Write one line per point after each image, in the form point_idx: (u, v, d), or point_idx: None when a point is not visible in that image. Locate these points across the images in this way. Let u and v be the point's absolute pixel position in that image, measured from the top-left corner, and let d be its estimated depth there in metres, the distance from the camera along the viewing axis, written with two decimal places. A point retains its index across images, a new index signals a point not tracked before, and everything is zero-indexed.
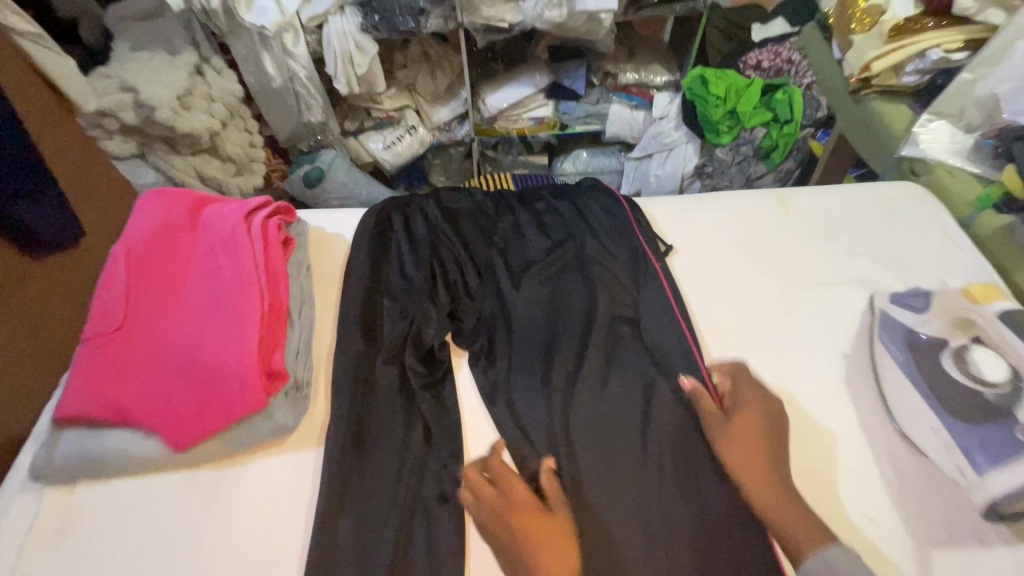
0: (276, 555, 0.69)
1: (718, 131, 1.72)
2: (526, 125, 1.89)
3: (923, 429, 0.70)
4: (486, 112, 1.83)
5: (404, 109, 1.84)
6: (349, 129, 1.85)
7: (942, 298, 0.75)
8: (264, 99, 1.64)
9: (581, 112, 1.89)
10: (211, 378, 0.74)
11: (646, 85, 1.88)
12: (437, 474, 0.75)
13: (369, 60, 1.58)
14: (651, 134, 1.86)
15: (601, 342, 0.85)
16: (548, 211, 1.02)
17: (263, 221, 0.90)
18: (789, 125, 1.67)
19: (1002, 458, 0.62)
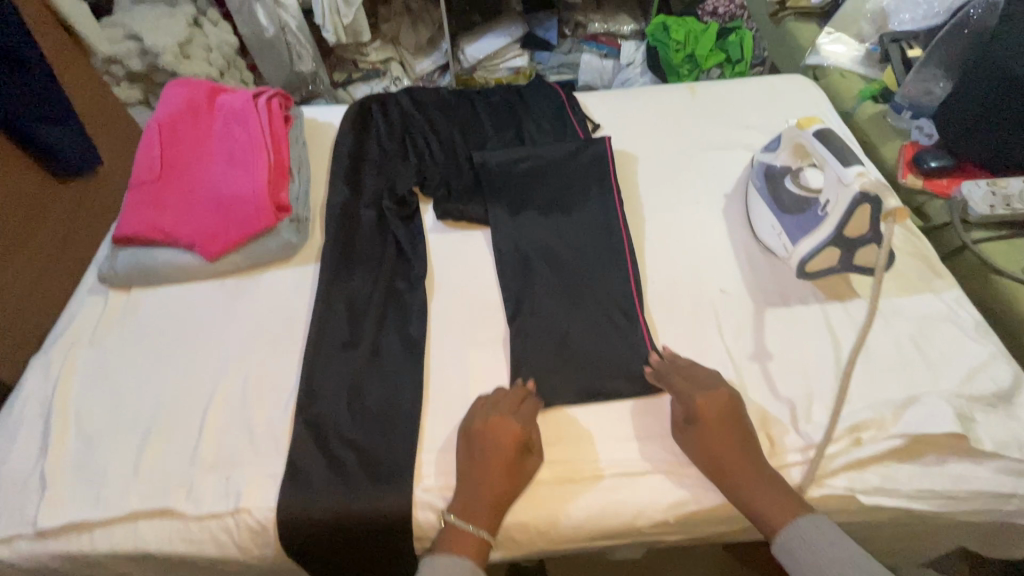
0: (286, 326, 0.90)
1: (679, 75, 1.90)
2: (504, 76, 2.06)
3: (768, 228, 0.92)
4: (465, 62, 2.01)
5: (389, 61, 2.04)
6: (338, 81, 2.03)
7: (788, 134, 0.93)
8: (256, 48, 1.79)
9: (555, 62, 2.07)
10: (234, 206, 0.96)
11: (614, 35, 2.07)
12: (405, 278, 0.95)
13: (354, 11, 1.77)
14: (620, 80, 2.05)
15: (540, 187, 1.06)
16: (500, 102, 1.25)
17: (266, 101, 1.11)
18: (741, 64, 1.88)
19: (810, 231, 0.85)
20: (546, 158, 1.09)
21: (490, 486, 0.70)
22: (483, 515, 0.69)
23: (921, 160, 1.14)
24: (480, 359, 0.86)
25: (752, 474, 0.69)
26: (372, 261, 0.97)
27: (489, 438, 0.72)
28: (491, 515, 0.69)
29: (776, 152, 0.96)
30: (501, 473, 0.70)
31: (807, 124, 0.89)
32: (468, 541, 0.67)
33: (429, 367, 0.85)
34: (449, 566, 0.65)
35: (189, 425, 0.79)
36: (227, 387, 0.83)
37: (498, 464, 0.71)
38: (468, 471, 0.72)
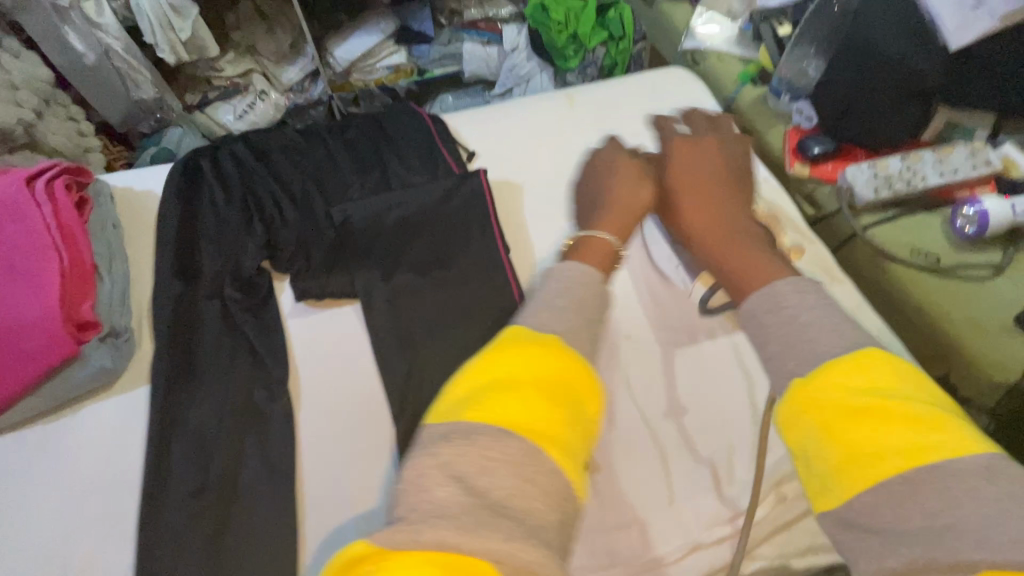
0: (115, 479, 0.72)
1: (565, 56, 1.77)
2: (382, 76, 1.84)
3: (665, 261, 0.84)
4: (338, 65, 1.76)
5: (249, 73, 1.75)
6: (192, 103, 1.72)
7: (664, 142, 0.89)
8: (83, 82, 1.46)
9: (435, 54, 1.85)
10: (17, 337, 0.74)
11: (493, 19, 1.84)
12: (266, 384, 0.79)
13: (191, 23, 1.44)
14: (507, 67, 1.85)
15: (414, 241, 0.92)
16: (358, 137, 1.08)
17: (49, 183, 0.87)
18: (624, 40, 1.78)
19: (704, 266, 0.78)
20: (417, 204, 0.95)
21: (623, 201, 0.78)
22: (616, 225, 0.76)
23: (806, 147, 1.11)
24: (368, 470, 0.73)
25: (712, 222, 0.72)
26: (219, 370, 0.80)
27: (620, 194, 0.78)
28: (625, 222, 0.76)
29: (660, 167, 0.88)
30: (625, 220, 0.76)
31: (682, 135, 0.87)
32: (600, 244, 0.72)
33: (304, 497, 0.72)
34: (575, 276, 0.61)
35: None
36: None
37: (630, 206, 0.77)
38: (607, 208, 0.78)
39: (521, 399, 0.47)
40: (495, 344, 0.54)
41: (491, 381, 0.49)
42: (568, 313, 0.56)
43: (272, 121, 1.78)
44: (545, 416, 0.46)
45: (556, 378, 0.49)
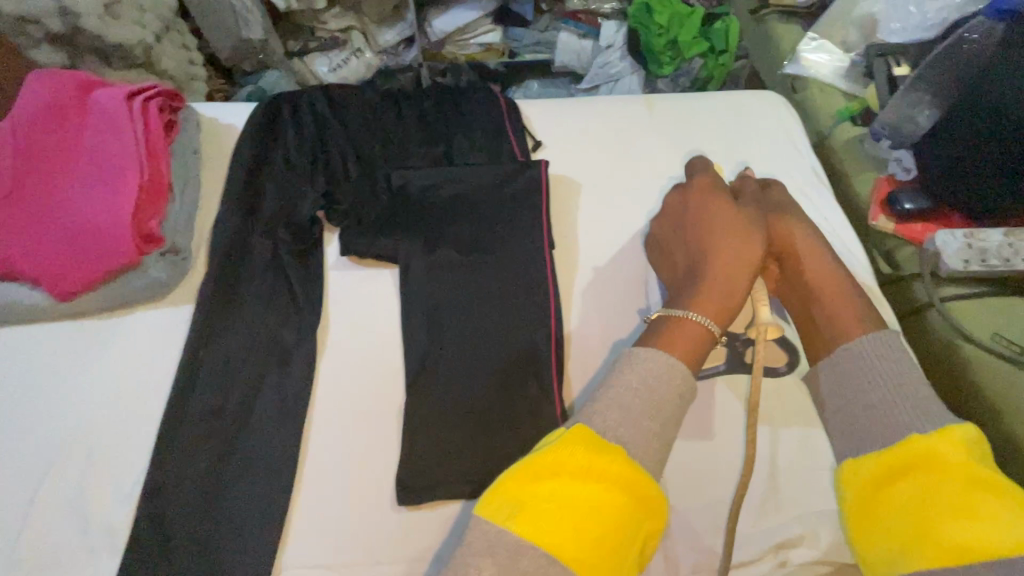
0: (147, 383, 0.77)
1: (660, 63, 1.66)
2: (475, 52, 1.85)
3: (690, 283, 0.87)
4: (434, 35, 1.79)
5: (349, 29, 1.79)
6: (293, 50, 1.78)
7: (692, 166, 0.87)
8: (203, 14, 1.57)
9: (530, 39, 1.85)
10: (90, 237, 0.81)
11: (595, 13, 1.80)
12: (297, 326, 0.82)
13: None
14: (599, 64, 1.79)
15: (463, 220, 0.92)
16: (432, 107, 1.09)
17: (146, 102, 0.94)
18: (725, 56, 1.67)
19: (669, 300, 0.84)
20: (475, 186, 0.96)
21: (720, 272, 0.68)
22: (717, 308, 0.66)
23: (895, 201, 1.02)
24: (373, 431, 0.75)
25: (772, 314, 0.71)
26: (258, 305, 0.84)
27: (733, 249, 0.70)
28: (716, 306, 0.67)
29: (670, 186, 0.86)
30: (719, 297, 0.67)
31: (707, 164, 0.84)
32: (691, 329, 0.64)
33: (307, 440, 0.74)
34: (653, 368, 0.61)
35: (14, 513, 0.67)
36: (64, 463, 0.71)
37: (731, 270, 0.68)
38: (705, 270, 0.69)
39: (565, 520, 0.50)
40: (547, 442, 0.56)
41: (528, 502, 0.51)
42: (645, 412, 0.58)
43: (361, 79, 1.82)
44: (587, 530, 0.51)
45: (612, 495, 0.52)
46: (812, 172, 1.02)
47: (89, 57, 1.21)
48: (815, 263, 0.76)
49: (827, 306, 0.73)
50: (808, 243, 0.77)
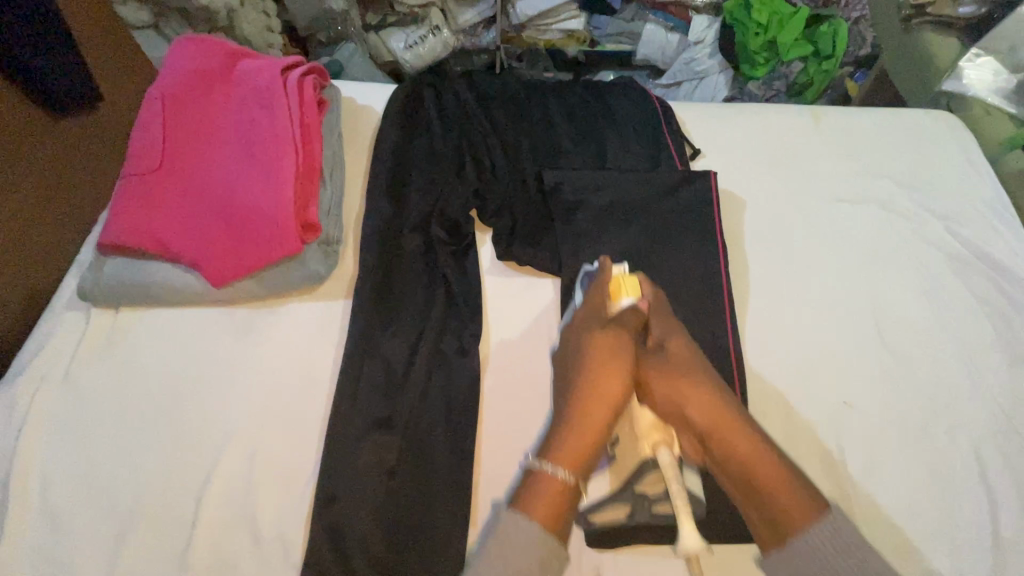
0: (306, 382, 0.73)
1: (754, 63, 1.54)
2: (553, 39, 1.63)
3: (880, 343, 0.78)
4: (515, 18, 1.57)
5: (429, 4, 1.56)
6: (371, 23, 1.60)
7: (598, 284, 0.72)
8: None
9: (614, 29, 1.61)
10: (250, 222, 0.77)
11: (687, 4, 1.58)
12: (457, 333, 0.78)
13: None
14: (683, 60, 1.60)
15: (625, 232, 0.86)
16: (579, 104, 1.02)
17: (299, 80, 0.89)
18: (829, 61, 1.52)
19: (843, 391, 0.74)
20: (633, 195, 0.89)
21: (587, 415, 0.61)
22: (575, 452, 0.58)
23: None
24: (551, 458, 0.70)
25: (739, 460, 0.60)
26: (415, 307, 0.79)
27: (598, 380, 0.63)
28: (585, 450, 0.59)
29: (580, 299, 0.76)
30: (590, 434, 0.60)
31: (619, 293, 0.70)
32: (553, 481, 0.56)
33: (479, 457, 0.70)
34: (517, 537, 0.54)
35: (181, 512, 0.64)
36: (227, 464, 0.67)
37: (598, 427, 0.60)
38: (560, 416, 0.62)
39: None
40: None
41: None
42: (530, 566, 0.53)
43: (438, 60, 1.63)
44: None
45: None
46: (1001, 203, 0.92)
47: (172, 18, 1.17)
48: (736, 437, 0.61)
49: (753, 489, 0.59)
50: (731, 427, 0.61)
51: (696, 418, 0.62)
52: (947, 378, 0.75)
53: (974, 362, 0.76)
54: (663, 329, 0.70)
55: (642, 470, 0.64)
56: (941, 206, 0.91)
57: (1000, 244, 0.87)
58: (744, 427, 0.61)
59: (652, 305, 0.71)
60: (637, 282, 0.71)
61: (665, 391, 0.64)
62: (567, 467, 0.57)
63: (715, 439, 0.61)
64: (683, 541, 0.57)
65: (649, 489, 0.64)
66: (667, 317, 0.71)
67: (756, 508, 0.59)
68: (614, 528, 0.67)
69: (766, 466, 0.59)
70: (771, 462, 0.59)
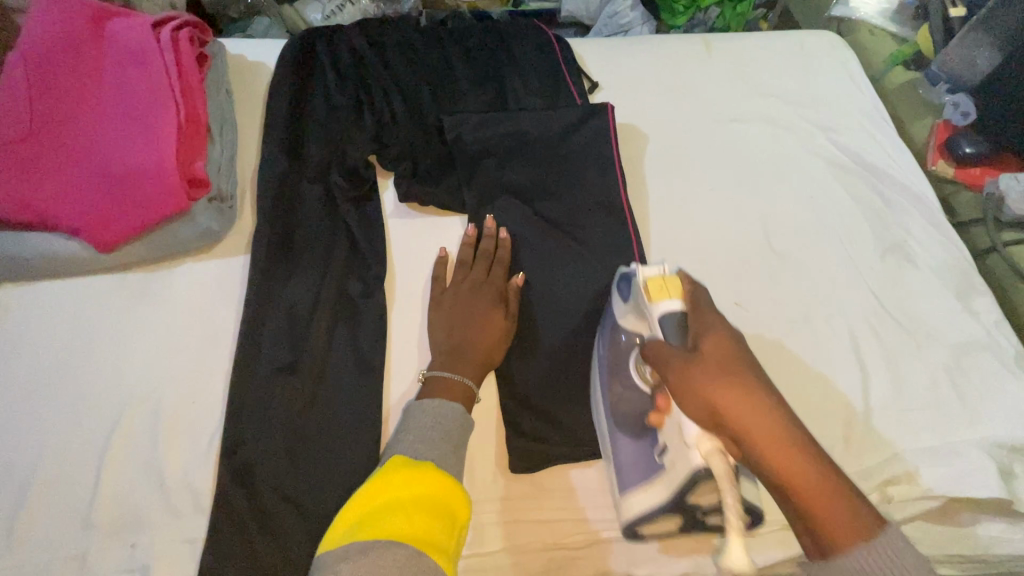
0: (207, 336, 0.73)
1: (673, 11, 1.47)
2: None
3: (766, 248, 0.83)
4: None
5: None
6: None
7: (634, 292, 0.61)
8: None
9: None
10: (129, 180, 0.74)
11: None
12: (361, 277, 0.78)
13: None
14: (606, 14, 1.50)
15: (525, 165, 0.87)
16: (477, 46, 1.01)
17: (174, 35, 0.86)
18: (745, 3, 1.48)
19: (736, 294, 0.78)
20: (534, 130, 0.88)
21: (473, 302, 0.73)
22: (472, 365, 0.68)
23: (955, 144, 1.01)
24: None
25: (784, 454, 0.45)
26: (317, 256, 0.79)
27: (480, 312, 0.72)
28: (476, 362, 0.69)
29: (625, 304, 0.63)
30: (486, 343, 0.70)
31: (656, 296, 0.57)
32: (453, 385, 0.66)
33: (388, 397, 0.71)
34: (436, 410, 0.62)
35: (82, 473, 0.63)
36: (129, 423, 0.66)
37: (487, 321, 0.72)
38: (455, 349, 0.69)
39: (409, 519, 0.48)
40: (376, 472, 0.55)
41: (374, 512, 0.50)
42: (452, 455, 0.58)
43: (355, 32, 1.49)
44: (434, 526, 0.49)
45: (441, 504, 0.51)
46: (879, 114, 0.98)
47: None
48: (767, 438, 0.46)
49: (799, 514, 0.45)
50: (746, 403, 0.47)
51: (729, 419, 0.47)
52: (827, 272, 0.80)
53: (853, 257, 0.82)
54: (697, 323, 0.54)
55: (690, 475, 0.54)
56: (823, 119, 0.96)
57: (875, 149, 0.93)
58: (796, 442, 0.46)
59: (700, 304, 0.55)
60: (679, 281, 0.58)
61: (682, 391, 0.50)
62: (472, 373, 0.68)
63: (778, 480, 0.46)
64: (729, 554, 0.48)
65: (703, 499, 0.58)
66: (713, 313, 0.54)
67: (785, 503, 0.46)
68: (527, 454, 0.68)
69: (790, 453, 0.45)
70: (813, 462, 0.45)
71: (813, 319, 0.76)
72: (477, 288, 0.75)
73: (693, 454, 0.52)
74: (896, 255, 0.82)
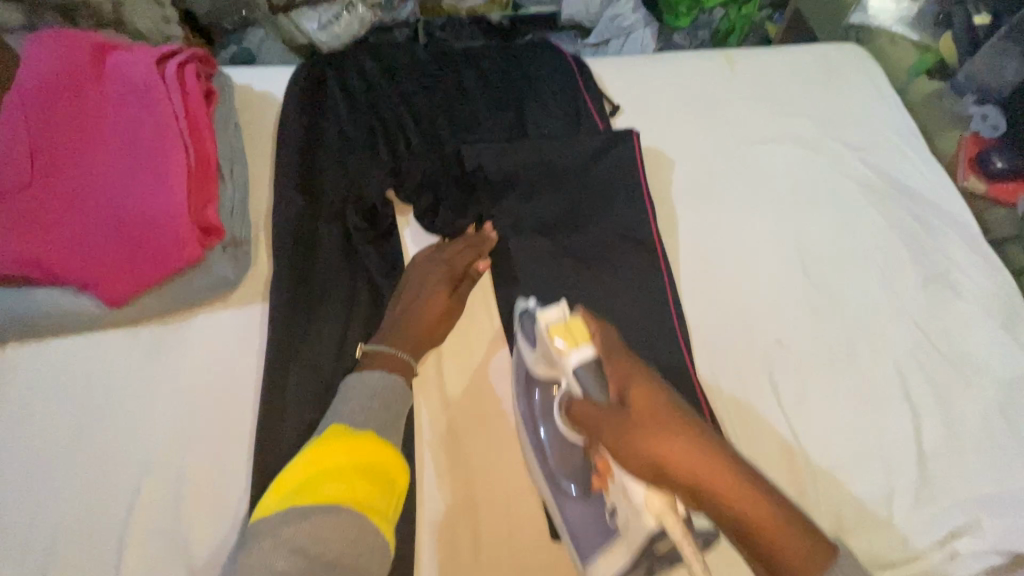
0: (228, 394, 0.69)
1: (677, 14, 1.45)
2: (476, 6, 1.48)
3: (803, 279, 0.80)
4: None
5: None
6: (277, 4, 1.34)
7: (539, 336, 0.61)
8: None
9: None
10: (140, 231, 0.70)
11: None
12: (386, 324, 0.75)
13: None
14: (608, 17, 1.43)
15: (551, 197, 0.83)
16: (493, 70, 0.97)
17: (179, 70, 0.81)
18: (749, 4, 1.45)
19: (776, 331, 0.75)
20: (559, 160, 0.85)
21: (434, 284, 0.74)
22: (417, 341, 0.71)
23: (985, 159, 0.99)
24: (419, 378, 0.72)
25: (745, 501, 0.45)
26: (339, 303, 0.75)
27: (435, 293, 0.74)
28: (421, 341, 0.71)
29: (534, 351, 0.64)
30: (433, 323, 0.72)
31: (558, 342, 0.57)
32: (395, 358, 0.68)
33: (421, 453, 0.68)
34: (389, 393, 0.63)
35: (105, 550, 0.60)
36: (152, 493, 0.63)
37: (439, 302, 0.73)
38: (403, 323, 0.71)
39: (349, 486, 0.52)
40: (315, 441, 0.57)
41: (312, 479, 0.52)
42: None
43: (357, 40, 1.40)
44: (376, 491, 0.53)
45: (383, 470, 0.55)
46: (911, 131, 0.95)
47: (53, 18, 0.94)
48: (713, 486, 0.46)
49: (764, 550, 0.45)
50: (692, 452, 0.47)
51: (681, 475, 0.46)
52: (869, 304, 0.78)
53: (893, 286, 0.79)
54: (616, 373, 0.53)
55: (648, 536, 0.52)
56: (855, 139, 0.93)
57: (909, 170, 0.90)
58: (765, 496, 0.46)
59: (604, 345, 0.56)
60: (581, 323, 0.58)
61: (626, 451, 0.48)
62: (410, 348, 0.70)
63: (679, 479, 0.47)
64: None
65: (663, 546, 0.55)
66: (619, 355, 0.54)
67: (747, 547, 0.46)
68: None
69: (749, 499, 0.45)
70: (750, 494, 0.46)
71: (857, 356, 0.74)
72: (436, 265, 0.76)
73: (647, 516, 0.51)
74: (937, 284, 0.79)
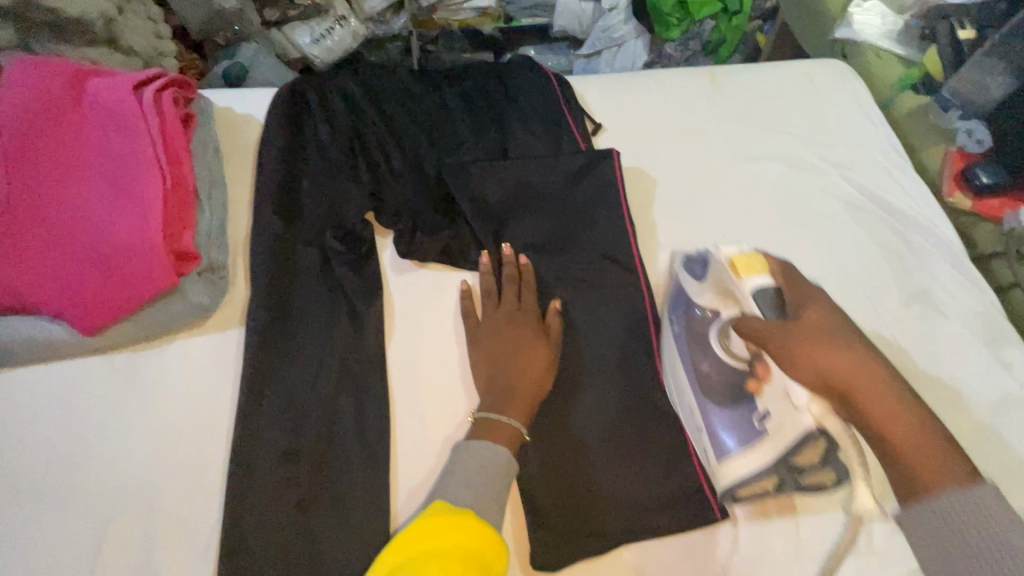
0: (203, 422, 0.69)
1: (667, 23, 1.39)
2: (467, 18, 1.44)
3: None
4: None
5: None
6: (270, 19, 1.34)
7: (716, 269, 0.67)
8: None
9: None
10: (114, 259, 0.70)
11: None
12: (362, 349, 0.74)
13: None
14: (599, 29, 1.41)
15: (530, 219, 0.83)
16: (475, 89, 0.97)
17: (157, 95, 0.81)
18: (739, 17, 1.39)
19: None
20: (538, 181, 0.85)
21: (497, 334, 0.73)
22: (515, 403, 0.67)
23: (971, 175, 0.98)
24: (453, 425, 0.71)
25: (890, 416, 0.49)
26: (315, 328, 0.75)
27: (521, 340, 0.72)
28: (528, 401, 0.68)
29: (700, 283, 0.71)
30: (537, 373, 0.70)
31: (745, 271, 0.63)
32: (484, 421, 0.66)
33: (396, 482, 0.67)
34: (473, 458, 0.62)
35: None
36: (123, 525, 0.62)
37: (534, 357, 0.71)
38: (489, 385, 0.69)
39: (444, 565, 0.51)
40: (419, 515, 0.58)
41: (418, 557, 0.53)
42: None
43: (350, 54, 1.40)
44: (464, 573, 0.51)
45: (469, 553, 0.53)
46: (893, 147, 0.94)
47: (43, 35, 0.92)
48: (884, 404, 0.50)
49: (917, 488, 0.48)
50: (850, 361, 0.52)
51: (841, 382, 0.52)
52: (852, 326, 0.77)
53: (876, 307, 0.78)
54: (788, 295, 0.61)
55: (805, 437, 0.58)
56: (838, 156, 0.93)
57: (892, 187, 0.90)
58: (923, 428, 0.49)
59: (786, 279, 0.63)
60: (764, 259, 0.65)
61: (794, 357, 0.54)
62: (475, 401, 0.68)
63: (849, 398, 0.51)
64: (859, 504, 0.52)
65: (805, 462, 0.60)
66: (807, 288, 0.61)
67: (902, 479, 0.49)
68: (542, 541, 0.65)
69: (888, 405, 0.49)
70: (908, 419, 0.49)
71: None
72: (512, 317, 0.74)
73: (808, 417, 0.57)
74: (922, 304, 0.79)
